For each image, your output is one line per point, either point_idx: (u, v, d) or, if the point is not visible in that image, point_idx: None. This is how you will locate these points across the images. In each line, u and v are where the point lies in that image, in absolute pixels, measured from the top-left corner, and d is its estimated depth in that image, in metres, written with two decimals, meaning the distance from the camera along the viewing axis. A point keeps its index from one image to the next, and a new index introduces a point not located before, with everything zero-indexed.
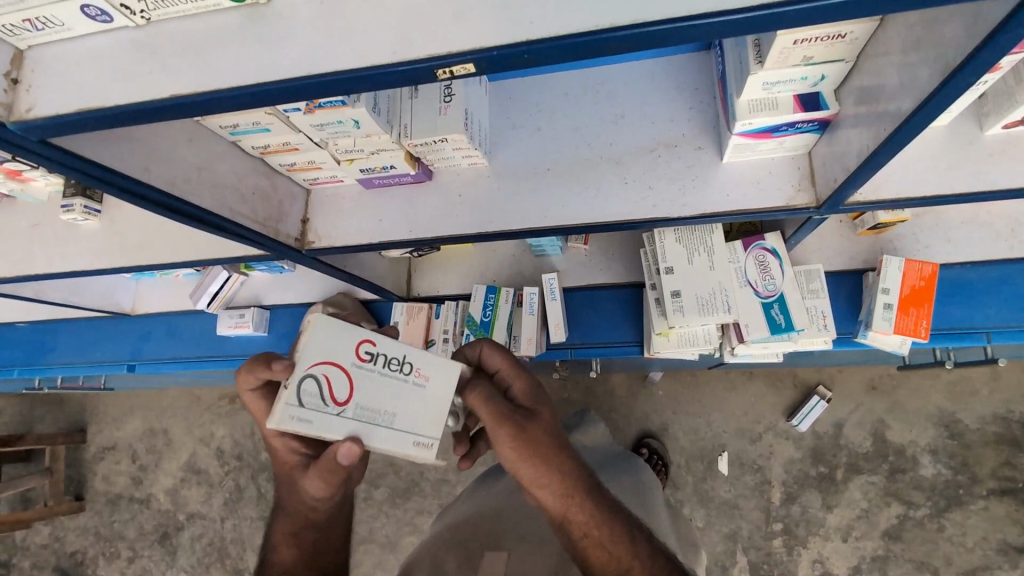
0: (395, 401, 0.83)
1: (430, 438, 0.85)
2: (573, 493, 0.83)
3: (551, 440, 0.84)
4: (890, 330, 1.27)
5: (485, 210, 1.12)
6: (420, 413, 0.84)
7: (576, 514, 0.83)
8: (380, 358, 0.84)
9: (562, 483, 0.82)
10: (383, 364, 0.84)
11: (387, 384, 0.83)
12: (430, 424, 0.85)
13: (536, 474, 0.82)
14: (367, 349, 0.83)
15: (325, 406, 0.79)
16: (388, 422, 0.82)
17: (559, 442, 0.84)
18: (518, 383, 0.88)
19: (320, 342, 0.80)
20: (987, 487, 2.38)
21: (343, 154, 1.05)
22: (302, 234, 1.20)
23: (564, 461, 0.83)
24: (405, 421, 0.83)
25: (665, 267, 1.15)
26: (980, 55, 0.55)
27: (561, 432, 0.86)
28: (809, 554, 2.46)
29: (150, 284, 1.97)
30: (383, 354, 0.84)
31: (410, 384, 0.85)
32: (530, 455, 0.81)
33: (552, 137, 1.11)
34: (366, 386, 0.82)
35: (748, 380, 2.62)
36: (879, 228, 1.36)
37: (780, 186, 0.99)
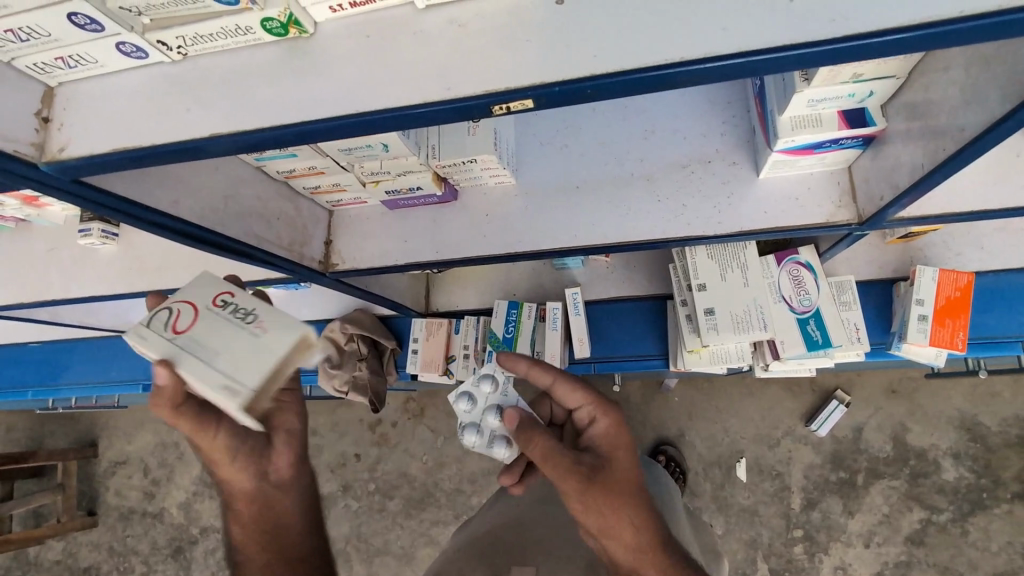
0: (223, 343, 0.71)
1: (242, 386, 0.68)
2: (647, 552, 0.77)
3: (625, 491, 0.80)
4: (925, 342, 1.25)
5: (514, 230, 1.10)
6: (243, 358, 0.70)
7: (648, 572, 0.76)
8: (233, 306, 0.75)
9: (634, 538, 0.77)
10: (234, 312, 0.74)
11: (222, 328, 0.72)
12: (248, 373, 0.69)
13: (610, 527, 0.77)
14: (225, 297, 0.75)
15: (162, 331, 0.71)
16: (207, 361, 0.69)
17: (633, 494, 0.80)
18: (604, 422, 0.87)
19: (193, 287, 0.76)
20: (1012, 490, 2.35)
21: (369, 176, 1.03)
22: (325, 257, 1.18)
23: (639, 517, 0.79)
24: (220, 363, 0.69)
25: (697, 283, 1.13)
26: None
27: (638, 482, 0.82)
28: (831, 561, 2.43)
29: None
30: (238, 304, 0.75)
31: (248, 326, 0.72)
32: (603, 507, 0.77)
33: (580, 154, 1.09)
34: (210, 326, 0.72)
35: (765, 386, 2.59)
36: (910, 237, 1.33)
37: (819, 202, 0.97)
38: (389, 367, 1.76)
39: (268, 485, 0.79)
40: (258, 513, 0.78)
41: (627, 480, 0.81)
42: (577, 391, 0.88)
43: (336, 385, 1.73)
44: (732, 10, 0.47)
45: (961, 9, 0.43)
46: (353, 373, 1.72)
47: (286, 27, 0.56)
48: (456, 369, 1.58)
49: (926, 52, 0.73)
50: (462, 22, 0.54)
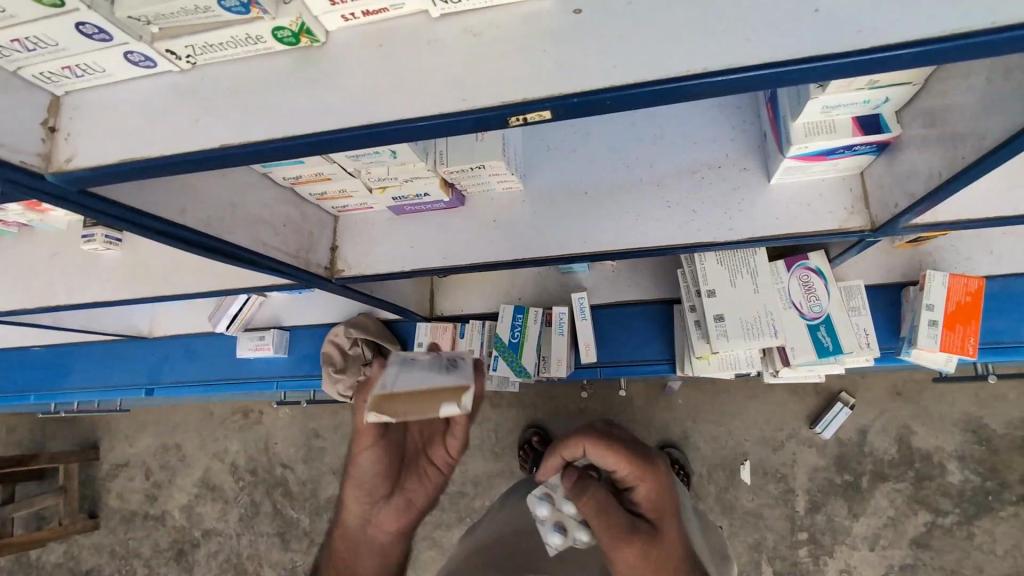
0: (420, 371, 0.85)
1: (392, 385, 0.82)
2: None
3: (670, 558, 0.87)
4: (936, 347, 1.24)
5: (522, 236, 1.09)
6: (417, 380, 0.82)
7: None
8: (452, 360, 0.88)
9: None
10: (447, 362, 0.87)
11: (428, 366, 0.86)
12: (411, 383, 0.82)
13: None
14: (454, 356, 0.89)
15: (401, 355, 0.90)
16: (400, 371, 0.85)
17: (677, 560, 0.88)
18: (646, 487, 0.94)
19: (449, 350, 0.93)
20: (1017, 493, 2.34)
21: (376, 182, 1.02)
22: (331, 262, 1.17)
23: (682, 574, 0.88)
24: (401, 378, 0.83)
25: (707, 289, 1.12)
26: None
27: (680, 547, 0.90)
28: (836, 564, 2.43)
29: (166, 306, 1.95)
30: (456, 360, 0.88)
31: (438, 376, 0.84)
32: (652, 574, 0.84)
33: (588, 160, 1.08)
34: (425, 362, 0.87)
35: (769, 388, 2.58)
36: (919, 241, 1.32)
37: (831, 208, 0.96)
38: None
39: (367, 533, 0.93)
40: (345, 551, 0.94)
41: (671, 546, 0.89)
42: (617, 454, 0.95)
43: (338, 389, 1.70)
44: (756, 22, 0.46)
45: (994, 21, 0.42)
46: (356, 377, 1.70)
47: (297, 36, 0.55)
48: None
49: (935, 66, 0.74)
50: (478, 31, 0.53)
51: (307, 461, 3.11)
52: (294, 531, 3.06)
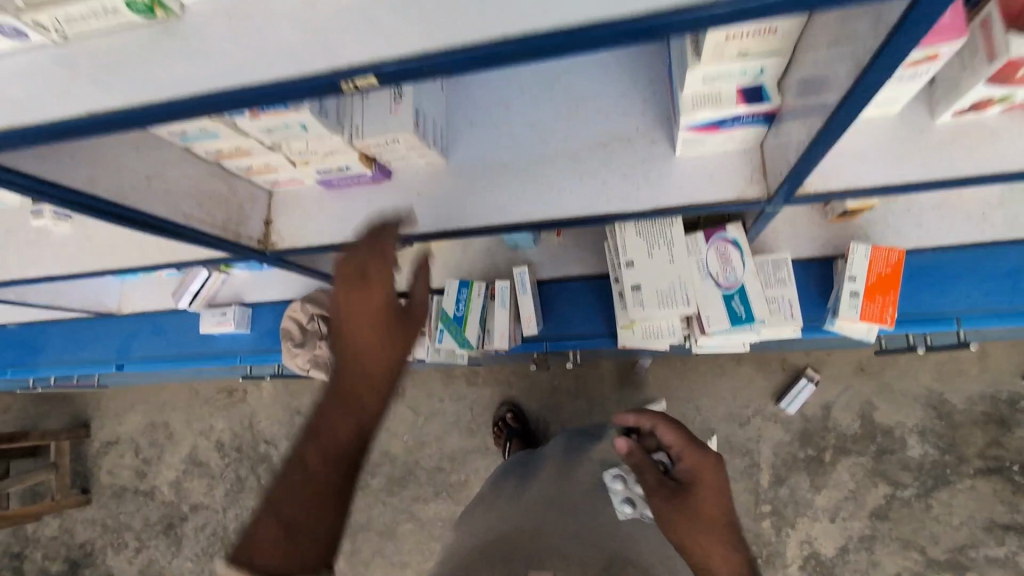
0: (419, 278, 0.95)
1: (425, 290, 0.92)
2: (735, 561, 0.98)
3: (703, 514, 1.02)
4: (855, 317, 1.28)
5: (443, 209, 1.13)
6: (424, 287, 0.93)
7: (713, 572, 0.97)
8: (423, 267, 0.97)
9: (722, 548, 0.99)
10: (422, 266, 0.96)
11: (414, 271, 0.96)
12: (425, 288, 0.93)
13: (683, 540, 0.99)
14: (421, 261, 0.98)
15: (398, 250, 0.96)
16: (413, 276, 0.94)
17: (714, 520, 1.02)
18: (688, 456, 1.10)
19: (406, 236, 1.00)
20: (974, 466, 2.39)
21: (298, 155, 1.06)
22: (264, 236, 1.21)
23: (722, 529, 1.01)
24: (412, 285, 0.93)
25: (625, 260, 1.15)
26: (876, 62, 0.55)
27: (716, 515, 1.02)
28: (798, 535, 2.48)
29: (134, 284, 2.00)
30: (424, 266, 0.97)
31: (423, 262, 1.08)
32: (681, 525, 1.00)
33: (508, 135, 1.11)
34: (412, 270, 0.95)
35: (736, 365, 2.61)
36: (849, 215, 1.35)
37: (731, 179, 0.99)
38: None
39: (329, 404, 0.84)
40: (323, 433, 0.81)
41: (711, 509, 1.03)
42: (675, 433, 1.14)
43: (298, 363, 1.78)
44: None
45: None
46: (313, 351, 1.77)
47: (151, 8, 0.58)
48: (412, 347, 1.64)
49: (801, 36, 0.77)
50: (315, 2, 0.57)
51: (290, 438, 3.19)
52: None
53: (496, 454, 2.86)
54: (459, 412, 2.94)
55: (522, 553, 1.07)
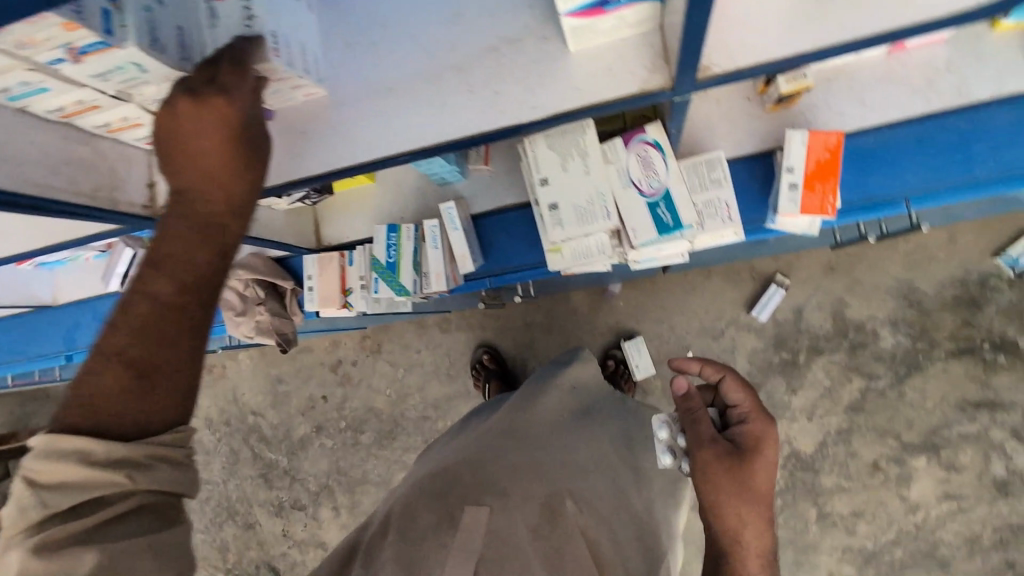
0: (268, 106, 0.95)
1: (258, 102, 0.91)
2: (761, 538, 0.95)
3: (750, 484, 0.97)
4: (796, 211, 1.21)
5: (332, 147, 1.03)
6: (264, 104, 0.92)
7: (745, 539, 0.95)
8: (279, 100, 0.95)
9: (753, 522, 0.95)
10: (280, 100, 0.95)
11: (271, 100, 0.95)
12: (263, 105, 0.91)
13: (719, 494, 0.97)
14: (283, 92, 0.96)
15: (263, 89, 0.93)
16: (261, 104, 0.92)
17: (757, 498, 0.97)
18: (754, 424, 1.05)
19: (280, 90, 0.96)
20: (946, 349, 2.37)
21: (155, 103, 0.95)
22: (151, 200, 1.11)
23: (761, 506, 0.97)
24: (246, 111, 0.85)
25: (539, 177, 1.08)
26: None
27: (765, 493, 0.97)
28: (778, 437, 2.49)
29: (64, 272, 1.91)
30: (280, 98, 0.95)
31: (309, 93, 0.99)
32: (719, 480, 0.97)
33: (389, 53, 1.00)
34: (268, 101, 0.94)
35: (706, 279, 2.56)
36: (786, 101, 1.25)
37: (632, 69, 0.89)
38: (292, 308, 1.73)
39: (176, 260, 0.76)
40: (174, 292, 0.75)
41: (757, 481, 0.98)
42: (744, 394, 1.09)
43: (243, 331, 1.75)
44: None
45: None
46: (256, 318, 1.72)
47: None
48: (354, 299, 1.60)
49: None
50: None
51: (276, 407, 3.19)
52: (274, 471, 3.18)
53: (477, 396, 2.86)
54: (437, 360, 2.92)
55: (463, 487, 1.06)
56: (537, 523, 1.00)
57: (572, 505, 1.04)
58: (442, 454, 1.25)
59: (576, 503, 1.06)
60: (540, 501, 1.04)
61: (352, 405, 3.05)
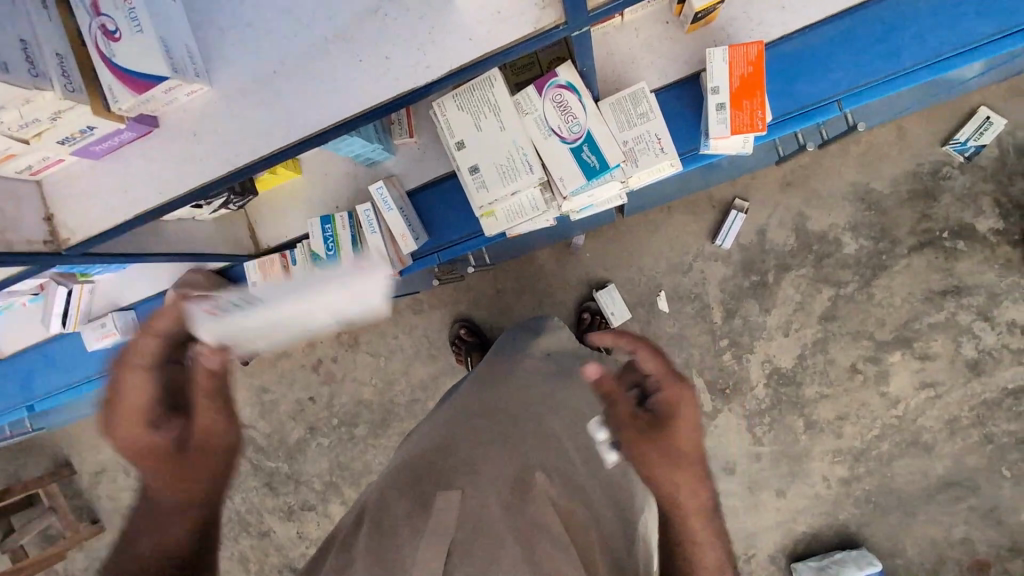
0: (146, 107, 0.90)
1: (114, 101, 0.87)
2: (700, 509, 0.88)
3: (676, 461, 0.86)
4: (727, 132, 1.16)
5: (229, 144, 0.96)
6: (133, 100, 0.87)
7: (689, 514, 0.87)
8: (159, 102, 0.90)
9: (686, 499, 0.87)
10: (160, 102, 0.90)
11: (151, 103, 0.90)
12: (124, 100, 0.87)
13: (657, 474, 0.86)
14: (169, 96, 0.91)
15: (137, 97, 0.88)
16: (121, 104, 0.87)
17: (684, 472, 0.87)
18: (669, 392, 0.88)
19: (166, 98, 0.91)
20: (908, 245, 2.39)
21: (22, 129, 0.87)
22: (51, 234, 1.05)
23: (692, 476, 0.87)
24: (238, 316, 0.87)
25: (455, 142, 1.03)
26: None
27: (691, 463, 0.87)
28: (759, 357, 2.53)
29: (4, 322, 1.82)
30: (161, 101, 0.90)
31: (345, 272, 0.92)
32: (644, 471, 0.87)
33: (265, 33, 0.92)
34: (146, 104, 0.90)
35: (667, 216, 2.54)
36: (703, 18, 1.20)
37: (523, 8, 0.83)
38: None
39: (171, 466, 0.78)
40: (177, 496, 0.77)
41: (682, 455, 0.87)
42: (654, 362, 0.88)
43: None
44: None
45: None
46: None
47: None
48: None
49: None
50: None
51: (265, 416, 3.16)
52: (277, 478, 3.18)
53: (462, 371, 2.85)
54: (416, 342, 2.89)
55: (438, 474, 1.07)
56: (509, 499, 1.00)
57: (541, 476, 1.05)
58: (414, 442, 1.25)
59: (546, 473, 1.07)
60: (509, 478, 1.05)
61: (341, 401, 3.03)
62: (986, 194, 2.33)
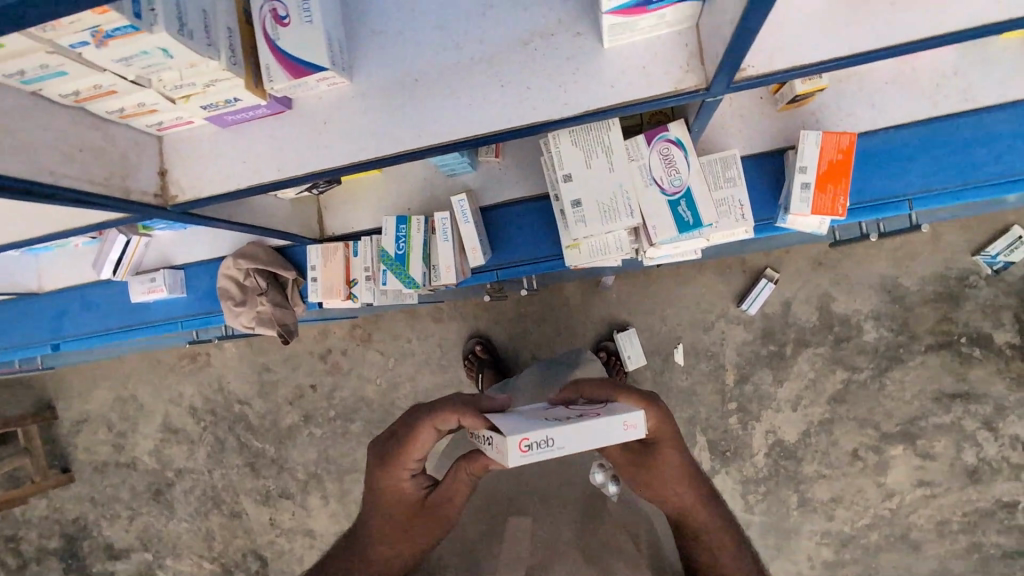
0: (294, 88, 0.96)
1: (271, 79, 0.92)
2: (690, 502, 1.12)
3: (663, 474, 1.12)
4: (807, 211, 1.23)
5: (357, 136, 1.01)
6: (288, 81, 0.93)
7: (686, 516, 1.12)
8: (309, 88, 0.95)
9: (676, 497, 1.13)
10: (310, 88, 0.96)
11: (300, 87, 0.96)
12: (279, 79, 0.92)
13: (652, 489, 1.13)
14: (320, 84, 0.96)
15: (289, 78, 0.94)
16: (271, 80, 0.92)
17: (671, 477, 1.12)
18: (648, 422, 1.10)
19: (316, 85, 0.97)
20: (926, 343, 2.46)
21: (174, 91, 0.91)
22: (162, 188, 1.09)
23: (677, 478, 1.12)
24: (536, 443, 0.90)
25: (562, 174, 1.08)
26: None
27: (675, 469, 1.12)
28: (763, 426, 2.57)
29: (52, 259, 1.84)
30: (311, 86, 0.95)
31: (612, 418, 0.95)
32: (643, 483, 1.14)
33: (416, 44, 0.98)
34: (297, 86, 0.95)
35: (698, 273, 2.60)
36: (799, 100, 1.28)
37: (668, 69, 0.89)
38: (294, 298, 1.73)
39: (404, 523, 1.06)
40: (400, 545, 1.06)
41: (666, 466, 1.12)
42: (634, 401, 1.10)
43: (242, 322, 1.69)
44: None
45: None
46: (256, 308, 1.69)
47: None
48: (359, 292, 1.58)
49: None
50: None
51: (263, 395, 3.14)
52: (261, 460, 3.15)
53: (469, 386, 2.86)
54: (429, 350, 2.91)
55: None
56: None
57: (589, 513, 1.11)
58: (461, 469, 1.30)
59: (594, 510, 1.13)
60: None
61: (342, 394, 3.02)
62: (1007, 308, 2.41)
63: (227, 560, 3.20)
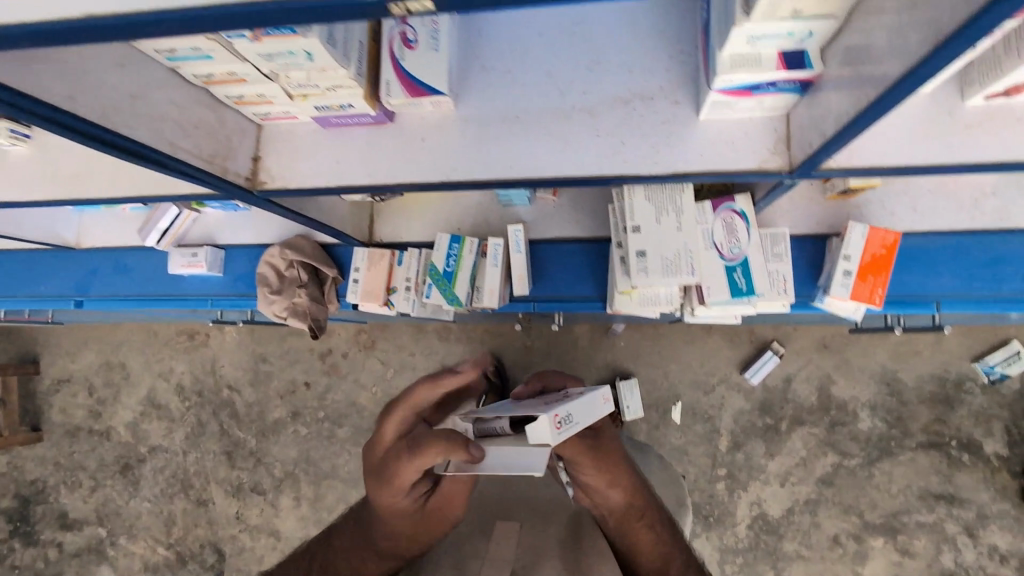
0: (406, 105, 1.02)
1: (390, 93, 0.99)
2: (639, 488, 1.02)
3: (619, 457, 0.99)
4: (846, 296, 1.31)
5: (451, 156, 1.07)
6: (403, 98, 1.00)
7: (637, 504, 1.01)
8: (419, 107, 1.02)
9: (631, 485, 1.01)
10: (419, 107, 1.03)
11: (412, 105, 1.02)
12: (396, 95, 0.99)
13: (611, 480, 0.97)
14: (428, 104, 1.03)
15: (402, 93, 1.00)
16: (389, 93, 0.99)
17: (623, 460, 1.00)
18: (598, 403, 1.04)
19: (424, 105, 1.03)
20: (917, 441, 2.52)
21: (295, 88, 0.97)
22: (252, 173, 1.13)
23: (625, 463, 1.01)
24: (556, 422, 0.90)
25: (632, 225, 1.14)
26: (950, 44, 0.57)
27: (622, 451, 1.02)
28: (748, 497, 2.59)
29: (95, 217, 1.87)
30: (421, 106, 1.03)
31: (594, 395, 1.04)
32: (603, 474, 0.97)
33: (521, 84, 1.05)
34: (409, 103, 1.02)
35: (707, 335, 2.66)
36: (848, 193, 1.37)
37: (754, 148, 0.98)
38: (331, 295, 1.76)
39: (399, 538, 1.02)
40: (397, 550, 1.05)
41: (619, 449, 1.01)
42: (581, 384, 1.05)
43: (275, 311, 1.71)
44: None
45: None
46: (291, 299, 1.70)
47: None
48: (397, 299, 1.61)
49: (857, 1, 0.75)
50: None
51: (254, 385, 3.10)
52: (240, 450, 3.09)
53: None
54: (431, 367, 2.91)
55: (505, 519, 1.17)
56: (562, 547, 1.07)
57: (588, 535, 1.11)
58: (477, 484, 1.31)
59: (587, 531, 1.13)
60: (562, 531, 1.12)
61: (335, 397, 3.01)
62: (998, 418, 2.49)
63: (182, 549, 3.10)
